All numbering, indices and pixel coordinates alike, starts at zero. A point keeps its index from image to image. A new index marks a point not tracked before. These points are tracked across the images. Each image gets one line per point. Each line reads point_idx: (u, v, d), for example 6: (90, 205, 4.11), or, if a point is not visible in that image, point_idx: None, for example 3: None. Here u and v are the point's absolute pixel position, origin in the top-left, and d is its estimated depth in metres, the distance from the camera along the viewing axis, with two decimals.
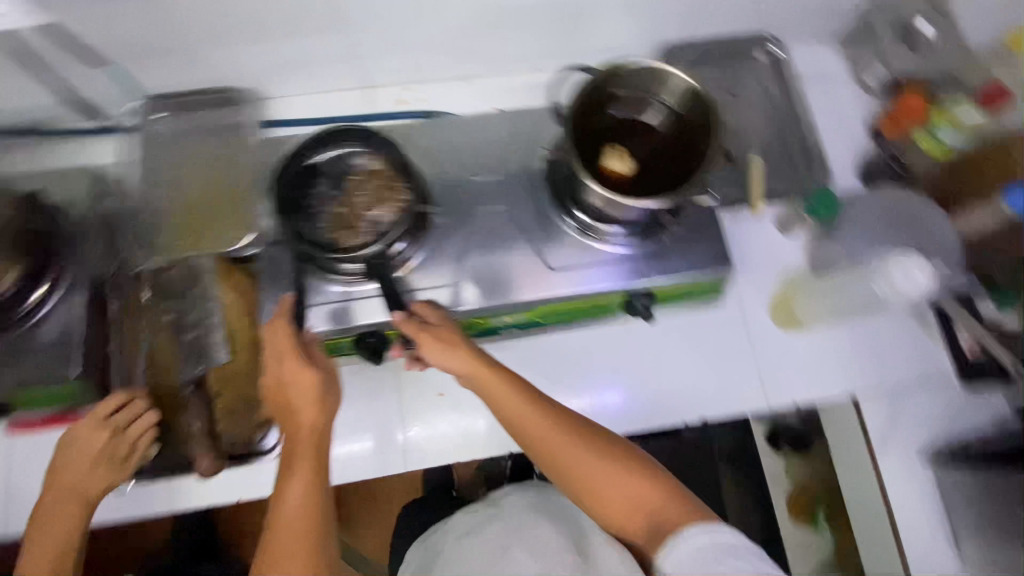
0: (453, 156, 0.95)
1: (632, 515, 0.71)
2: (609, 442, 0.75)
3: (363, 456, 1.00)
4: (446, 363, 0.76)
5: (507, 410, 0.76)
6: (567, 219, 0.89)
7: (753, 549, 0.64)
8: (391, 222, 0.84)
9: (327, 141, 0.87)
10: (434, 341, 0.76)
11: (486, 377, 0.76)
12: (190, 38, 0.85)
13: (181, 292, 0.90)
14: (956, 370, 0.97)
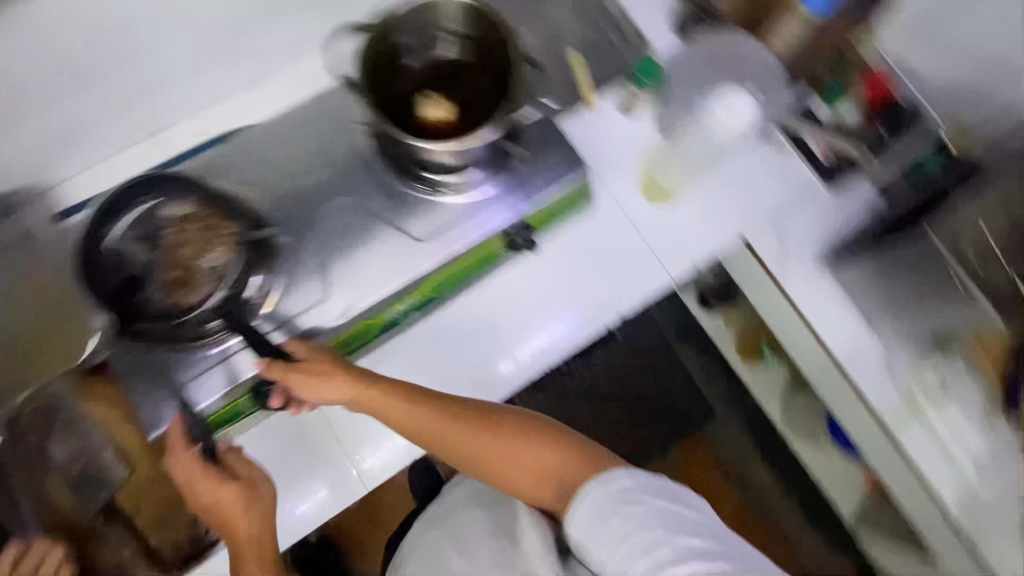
0: (268, 170, 0.80)
1: (541, 484, 0.65)
2: (517, 424, 0.67)
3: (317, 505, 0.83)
4: (324, 394, 0.68)
5: (396, 418, 0.68)
6: (413, 185, 0.80)
7: (659, 516, 0.57)
8: (228, 263, 0.72)
9: (115, 208, 0.72)
10: (305, 377, 0.67)
11: (372, 395, 0.68)
12: None
13: (45, 419, 0.75)
14: (819, 177, 0.94)
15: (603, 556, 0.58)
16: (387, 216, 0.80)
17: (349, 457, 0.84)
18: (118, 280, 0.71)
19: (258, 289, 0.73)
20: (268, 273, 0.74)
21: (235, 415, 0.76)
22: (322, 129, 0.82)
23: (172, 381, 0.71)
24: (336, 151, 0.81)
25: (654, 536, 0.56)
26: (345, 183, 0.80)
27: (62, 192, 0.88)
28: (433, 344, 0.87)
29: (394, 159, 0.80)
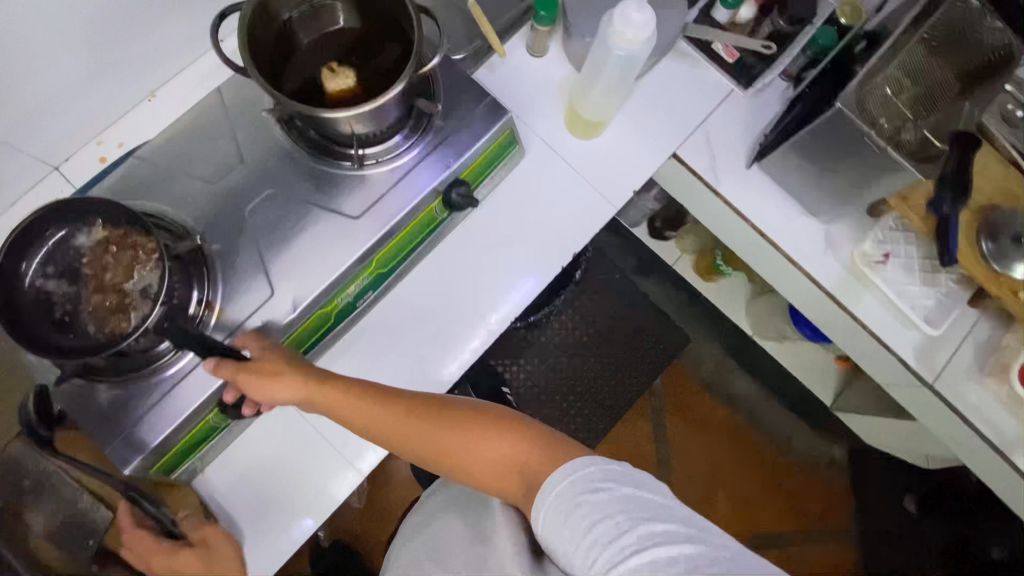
0: (184, 177, 0.77)
1: (505, 478, 0.65)
2: (475, 417, 0.69)
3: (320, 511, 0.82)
4: (280, 396, 0.70)
5: (359, 419, 0.71)
6: (338, 162, 0.78)
7: (622, 502, 0.56)
8: (158, 280, 0.68)
9: (19, 248, 0.67)
10: (257, 378, 0.67)
11: (333, 391, 0.71)
12: None
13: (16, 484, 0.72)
14: (731, 80, 0.97)
15: (573, 553, 0.57)
16: (316, 200, 0.77)
17: (339, 451, 0.83)
18: (42, 321, 0.67)
19: (199, 299, 0.72)
20: (206, 284, 0.73)
21: (208, 433, 0.76)
22: (229, 128, 0.79)
23: (132, 410, 0.69)
24: (247, 147, 0.78)
25: (618, 524, 0.55)
26: (265, 177, 0.77)
27: None
28: (395, 323, 0.87)
29: (312, 143, 0.78)
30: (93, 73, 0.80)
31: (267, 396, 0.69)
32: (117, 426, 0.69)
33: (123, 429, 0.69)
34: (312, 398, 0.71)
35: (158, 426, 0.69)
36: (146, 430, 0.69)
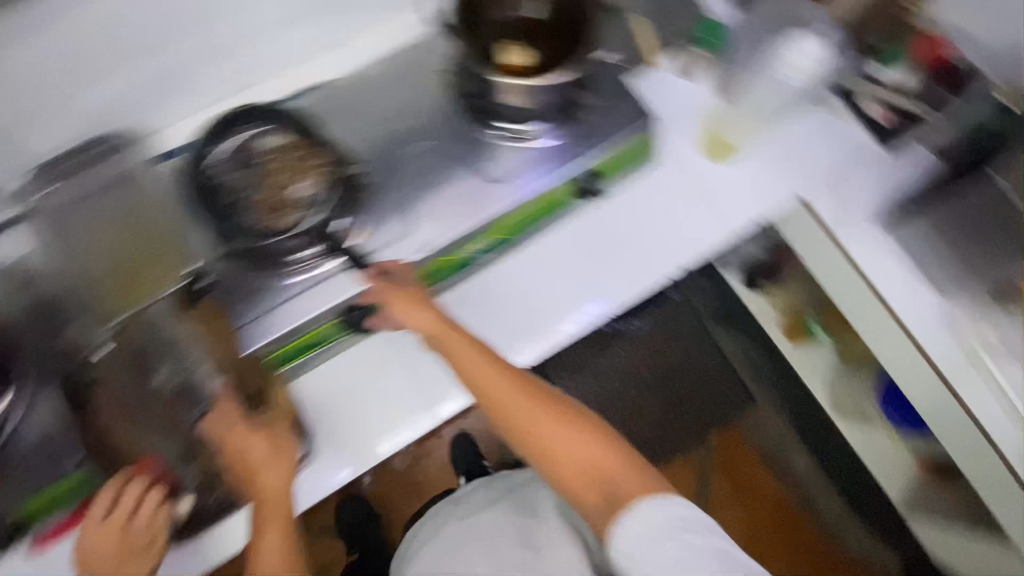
0: (359, 113, 0.86)
1: (588, 486, 0.55)
2: (579, 410, 0.60)
3: (395, 444, 0.85)
4: (408, 321, 0.68)
5: (460, 365, 0.63)
6: (491, 129, 0.85)
7: (714, 553, 0.49)
8: (317, 192, 0.79)
9: (228, 134, 0.80)
10: (402, 298, 0.70)
11: (447, 332, 0.65)
12: (45, 84, 0.77)
13: (148, 342, 0.77)
14: (875, 139, 0.96)
15: None
16: (464, 160, 0.84)
17: (422, 394, 0.86)
18: (228, 198, 0.79)
19: (346, 219, 0.81)
20: (354, 209, 0.81)
21: (318, 341, 0.82)
22: (404, 80, 0.87)
23: (270, 297, 0.79)
24: (416, 101, 0.86)
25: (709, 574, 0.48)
26: (425, 130, 0.85)
27: (154, 140, 0.90)
28: (500, 290, 0.88)
29: (471, 107, 0.86)
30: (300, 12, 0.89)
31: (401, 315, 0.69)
32: (253, 307, 0.78)
33: (256, 312, 0.78)
34: (432, 335, 0.66)
35: (285, 319, 0.78)
36: (275, 317, 0.78)
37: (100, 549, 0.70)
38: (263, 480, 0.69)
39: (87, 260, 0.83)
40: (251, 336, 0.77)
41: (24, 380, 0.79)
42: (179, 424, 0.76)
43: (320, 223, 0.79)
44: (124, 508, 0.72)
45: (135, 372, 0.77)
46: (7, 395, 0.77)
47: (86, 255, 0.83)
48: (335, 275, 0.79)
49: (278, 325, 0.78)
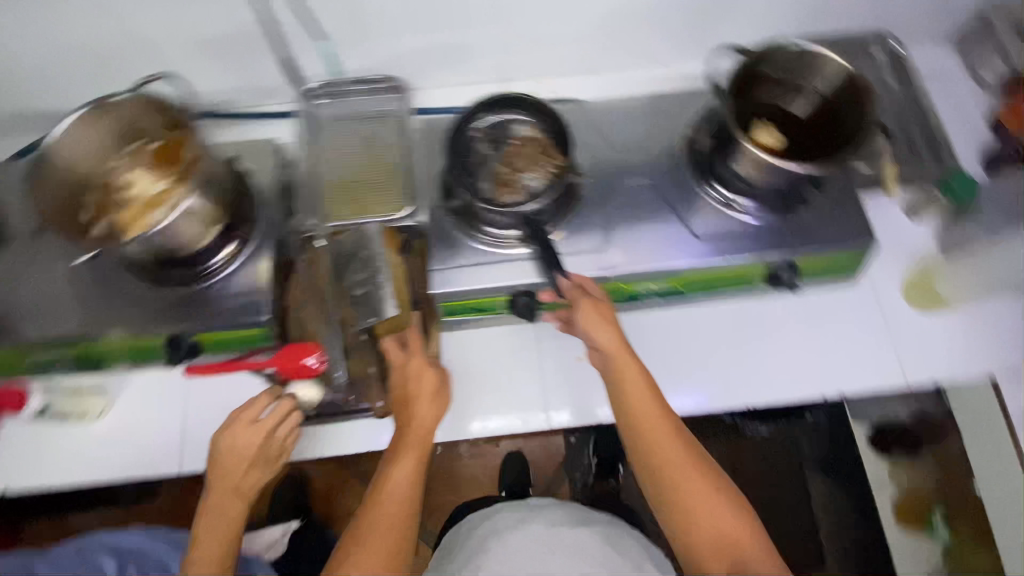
0: (597, 133, 0.92)
1: (716, 557, 0.58)
2: (727, 484, 0.62)
3: (505, 426, 0.89)
4: (593, 334, 0.70)
5: (629, 397, 0.65)
6: (709, 190, 0.87)
7: None
8: (541, 186, 0.84)
9: (490, 108, 0.88)
10: (593, 311, 0.72)
11: (625, 359, 0.67)
12: (371, 20, 0.92)
13: (353, 250, 0.87)
14: None
15: None
16: (675, 208, 0.87)
17: (545, 393, 0.91)
18: (467, 159, 0.86)
19: (554, 216, 0.86)
20: (563, 211, 0.86)
21: (483, 307, 0.90)
22: (647, 118, 0.93)
23: (464, 255, 0.87)
24: (651, 142, 0.91)
25: None
26: (649, 169, 0.89)
27: (417, 95, 1.05)
28: (654, 334, 0.90)
29: (700, 165, 0.88)
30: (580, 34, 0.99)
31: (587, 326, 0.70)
32: (448, 257, 0.87)
33: (448, 263, 0.87)
34: (611, 357, 0.68)
35: (466, 278, 0.86)
36: (460, 274, 0.87)
37: (240, 446, 0.74)
38: (416, 409, 0.75)
39: (333, 172, 0.94)
40: (435, 282, 0.86)
41: (247, 238, 0.87)
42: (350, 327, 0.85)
43: (529, 210, 0.82)
44: (273, 420, 0.76)
45: (335, 269, 0.87)
46: (232, 244, 0.86)
47: (335, 168, 0.94)
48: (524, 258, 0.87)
49: (458, 281, 0.86)
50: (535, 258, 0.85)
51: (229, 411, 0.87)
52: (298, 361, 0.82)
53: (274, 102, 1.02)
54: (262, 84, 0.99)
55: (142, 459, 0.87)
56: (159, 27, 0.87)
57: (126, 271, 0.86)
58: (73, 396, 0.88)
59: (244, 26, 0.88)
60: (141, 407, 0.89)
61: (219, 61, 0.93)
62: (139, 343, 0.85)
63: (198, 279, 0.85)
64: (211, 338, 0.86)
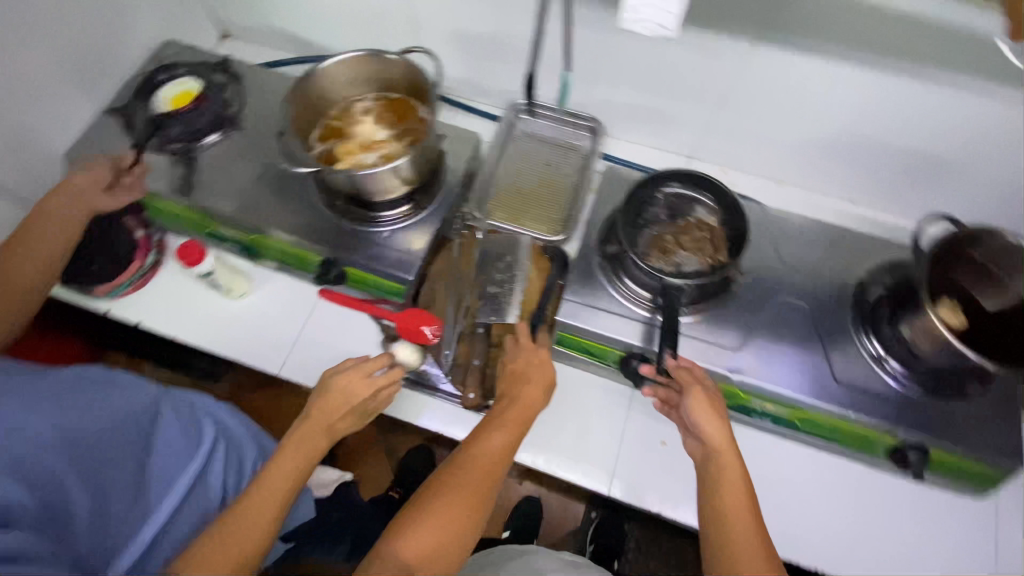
0: (771, 242, 0.92)
1: None
2: None
3: (566, 472, 0.87)
4: (699, 425, 0.69)
5: (722, 497, 0.64)
6: (867, 341, 0.84)
7: None
8: (695, 269, 0.84)
9: (680, 181, 0.91)
10: (704, 399, 0.70)
11: (728, 460, 0.66)
12: (605, 68, 0.97)
13: (502, 255, 0.96)
14: None
15: None
16: (821, 345, 0.85)
17: (617, 459, 0.88)
18: (638, 216, 0.89)
19: (696, 301, 0.86)
20: (706, 301, 0.87)
21: (596, 353, 0.90)
22: (824, 249, 0.92)
23: (600, 299, 0.89)
24: (818, 272, 0.90)
25: None
26: (807, 296, 0.88)
27: (610, 142, 1.11)
28: (746, 450, 0.87)
29: (864, 315, 0.85)
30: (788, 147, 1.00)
31: (696, 415, 0.69)
32: (585, 295, 0.89)
33: (584, 300, 0.89)
34: (714, 452, 0.67)
35: (590, 319, 0.87)
36: (591, 315, 0.87)
37: (346, 393, 0.73)
38: (525, 391, 0.75)
39: (507, 180, 1.02)
40: (565, 311, 0.88)
41: (421, 204, 0.95)
42: (472, 317, 0.93)
43: (672, 282, 0.81)
44: (384, 382, 0.75)
45: (480, 263, 0.96)
46: (408, 205, 0.94)
47: (509, 177, 1.02)
48: (645, 323, 0.87)
49: (581, 318, 0.87)
50: (650, 325, 0.86)
51: (344, 342, 0.97)
52: (417, 326, 0.86)
53: (488, 105, 1.15)
54: (487, 84, 1.10)
55: (257, 349, 0.97)
56: (432, 8, 0.98)
57: (313, 190, 0.97)
58: (230, 272, 0.96)
59: (501, 34, 0.98)
60: (271, 303, 1.00)
61: (464, 52, 1.04)
62: (300, 252, 0.96)
63: (368, 222, 0.94)
64: (357, 275, 0.95)
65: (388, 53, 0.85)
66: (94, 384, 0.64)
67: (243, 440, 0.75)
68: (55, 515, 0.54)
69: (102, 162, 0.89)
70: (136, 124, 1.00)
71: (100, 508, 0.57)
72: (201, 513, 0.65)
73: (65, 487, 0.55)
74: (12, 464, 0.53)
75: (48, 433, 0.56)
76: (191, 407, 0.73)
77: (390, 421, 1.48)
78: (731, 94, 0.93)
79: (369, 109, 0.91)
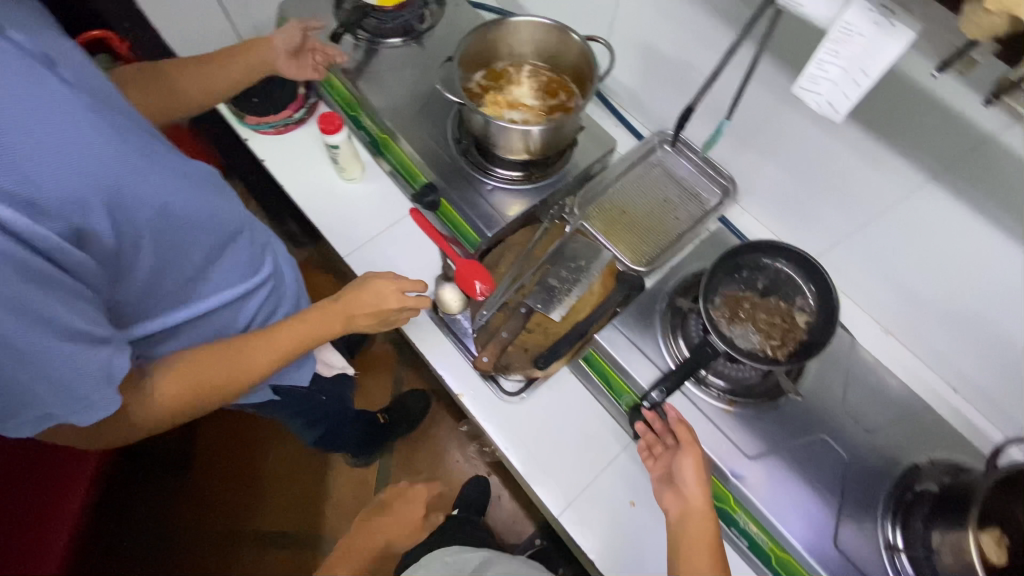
0: (845, 376, 0.85)
1: None
2: None
3: (531, 473, 0.87)
4: (687, 484, 0.73)
5: (692, 557, 0.68)
6: (889, 529, 0.77)
7: None
8: (750, 349, 0.82)
9: (793, 262, 0.86)
10: (694, 456, 0.74)
11: (703, 524, 0.70)
12: (765, 139, 0.94)
13: (577, 257, 0.96)
14: None
15: None
16: (839, 502, 0.78)
17: (583, 488, 0.87)
18: (729, 276, 0.88)
19: (737, 391, 0.82)
20: (746, 398, 0.82)
21: (612, 386, 0.88)
22: (896, 416, 0.84)
23: (644, 341, 0.86)
24: (876, 433, 0.82)
25: None
26: (852, 449, 0.81)
27: (734, 209, 1.09)
28: None
29: (900, 502, 0.78)
30: (912, 298, 0.93)
31: (686, 473, 0.73)
32: (633, 330, 0.87)
33: (630, 333, 0.87)
34: (692, 512, 0.71)
35: (619, 352, 0.85)
36: (627, 349, 0.86)
37: (376, 296, 0.78)
38: None
39: (622, 197, 1.07)
40: (604, 332, 0.87)
41: (531, 176, 0.99)
42: (522, 293, 0.93)
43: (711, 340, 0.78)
44: (412, 303, 0.80)
45: (555, 252, 0.97)
46: (520, 172, 0.98)
47: (625, 195, 1.07)
48: None
49: (614, 347, 0.86)
50: (663, 373, 0.83)
51: (408, 261, 1.03)
52: (469, 279, 0.91)
53: (640, 125, 1.17)
54: (651, 103, 1.11)
55: (338, 229, 1.06)
56: (633, 14, 1.01)
57: (450, 119, 1.03)
58: (350, 155, 1.01)
59: (684, 63, 0.98)
60: (368, 200, 1.08)
61: (644, 66, 1.06)
62: (414, 167, 1.03)
63: (480, 169, 0.99)
64: (447, 210, 1.00)
65: (574, 32, 0.85)
66: (205, 180, 0.67)
67: (279, 295, 0.81)
68: (118, 261, 0.56)
69: (293, 24, 0.97)
70: (344, 4, 1.10)
71: (153, 281, 0.61)
72: (219, 329, 0.73)
73: (133, 244, 0.57)
74: (115, 195, 0.54)
75: (154, 196, 0.58)
76: (264, 244, 0.78)
77: (410, 356, 1.56)
78: (880, 219, 0.87)
79: (531, 75, 0.96)
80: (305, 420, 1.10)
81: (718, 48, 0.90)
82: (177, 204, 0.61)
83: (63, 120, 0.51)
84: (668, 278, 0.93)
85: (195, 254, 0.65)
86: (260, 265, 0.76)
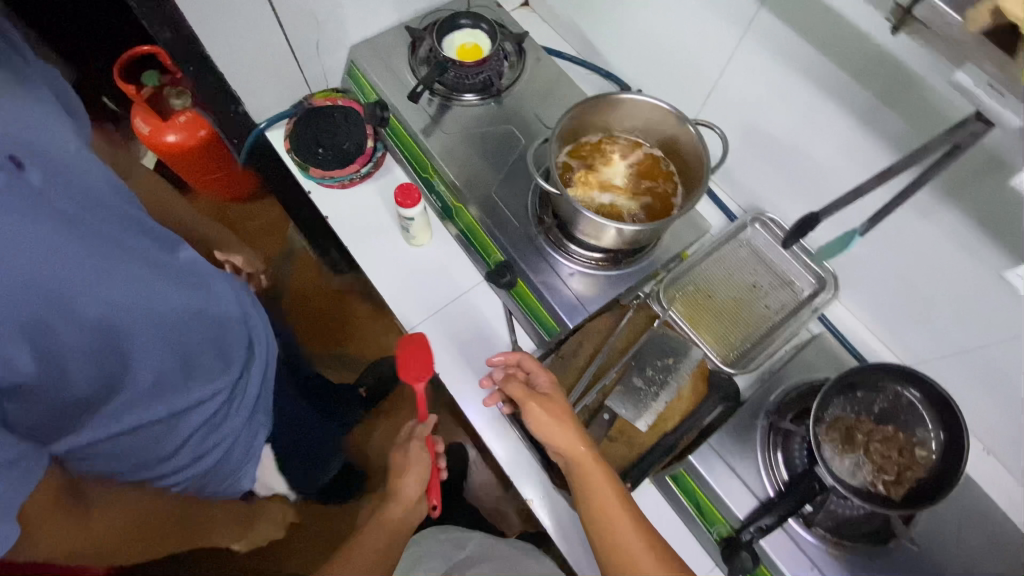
0: (954, 517, 0.77)
1: None
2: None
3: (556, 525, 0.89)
4: (553, 435, 0.71)
5: (590, 503, 0.67)
6: None
7: None
8: (861, 486, 0.74)
9: (918, 387, 0.77)
10: (540, 405, 0.74)
11: (589, 465, 0.69)
12: (879, 239, 0.86)
13: (666, 353, 0.88)
14: None
15: None
16: None
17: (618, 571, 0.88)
18: (840, 397, 0.80)
19: (842, 530, 0.75)
20: (851, 540, 0.75)
21: (700, 508, 0.82)
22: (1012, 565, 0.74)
23: (741, 464, 0.80)
24: None
25: None
26: None
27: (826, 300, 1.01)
28: None
29: None
30: None
31: (541, 426, 0.72)
32: (730, 450, 0.81)
33: (727, 457, 0.81)
34: (573, 462, 0.70)
35: (712, 473, 0.80)
36: (725, 476, 0.79)
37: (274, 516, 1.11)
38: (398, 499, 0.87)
39: (707, 280, 0.98)
40: (700, 453, 0.81)
41: (612, 257, 0.91)
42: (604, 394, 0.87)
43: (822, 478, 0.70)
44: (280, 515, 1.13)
45: (642, 348, 0.89)
46: (600, 253, 0.90)
47: (711, 278, 0.98)
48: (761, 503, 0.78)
49: (706, 467, 0.80)
50: (759, 504, 0.77)
51: (475, 337, 0.98)
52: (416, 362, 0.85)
53: (726, 196, 1.09)
54: (744, 180, 1.02)
55: (402, 294, 1.00)
56: (735, 86, 0.92)
57: (531, 189, 0.96)
58: (423, 225, 0.97)
59: (790, 148, 0.89)
60: (435, 266, 1.02)
61: (743, 140, 0.97)
62: (488, 241, 0.97)
63: (559, 248, 0.91)
64: (523, 290, 0.94)
65: (689, 122, 0.78)
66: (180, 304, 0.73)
67: (232, 404, 0.81)
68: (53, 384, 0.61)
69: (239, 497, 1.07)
70: (419, 51, 1.04)
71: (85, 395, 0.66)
72: (148, 443, 0.73)
73: (69, 370, 0.63)
74: (46, 325, 0.60)
75: (95, 314, 0.63)
76: (231, 352, 0.81)
77: (445, 403, 1.44)
78: (1007, 344, 0.78)
79: (626, 158, 0.87)
80: (316, 463, 1.07)
81: (837, 142, 0.81)
82: (125, 324, 0.66)
83: (35, 264, 0.58)
84: (768, 389, 0.86)
85: (153, 363, 0.70)
86: (215, 375, 0.78)
